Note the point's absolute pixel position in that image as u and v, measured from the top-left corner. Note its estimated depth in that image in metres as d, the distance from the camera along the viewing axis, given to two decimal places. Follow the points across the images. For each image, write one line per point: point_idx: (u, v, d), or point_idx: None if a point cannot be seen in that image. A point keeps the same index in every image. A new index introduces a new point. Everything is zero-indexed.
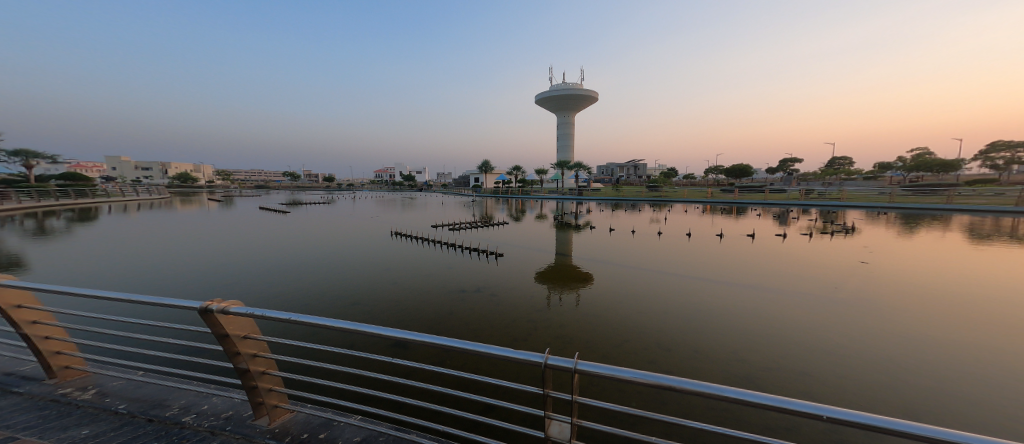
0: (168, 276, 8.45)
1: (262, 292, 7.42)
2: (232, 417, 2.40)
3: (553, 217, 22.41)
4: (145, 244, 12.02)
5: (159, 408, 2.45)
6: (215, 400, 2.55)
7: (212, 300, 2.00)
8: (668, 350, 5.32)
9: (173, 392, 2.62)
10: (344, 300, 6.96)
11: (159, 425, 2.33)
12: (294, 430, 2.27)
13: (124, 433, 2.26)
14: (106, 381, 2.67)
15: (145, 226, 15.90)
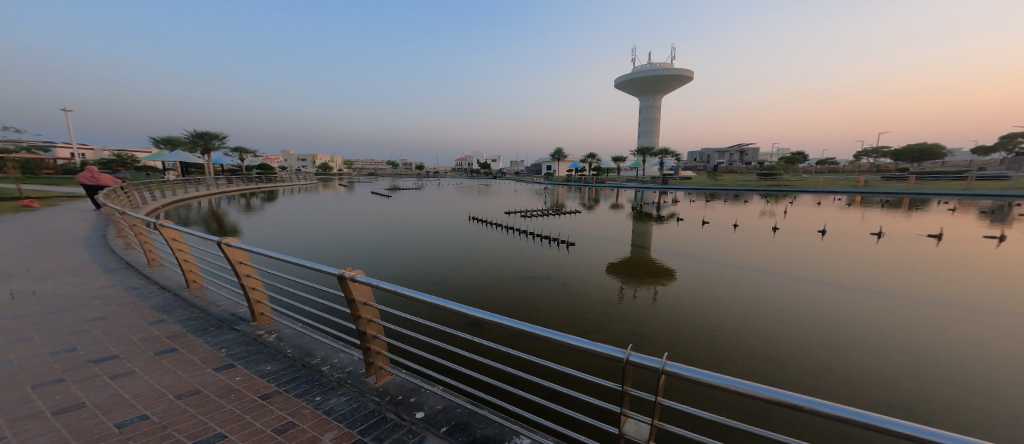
0: (299, 245, 10.15)
1: (374, 263, 8.61)
2: (352, 372, 2.87)
3: (629, 207, 21.06)
4: (301, 219, 14.85)
5: (309, 356, 3.06)
6: (344, 356, 3.07)
7: (348, 268, 2.33)
8: (773, 362, 4.65)
9: (320, 344, 3.25)
10: (433, 278, 7.71)
11: (309, 371, 2.91)
12: (392, 391, 2.62)
13: (289, 373, 2.90)
14: (281, 329, 3.44)
15: (302, 205, 19.63)
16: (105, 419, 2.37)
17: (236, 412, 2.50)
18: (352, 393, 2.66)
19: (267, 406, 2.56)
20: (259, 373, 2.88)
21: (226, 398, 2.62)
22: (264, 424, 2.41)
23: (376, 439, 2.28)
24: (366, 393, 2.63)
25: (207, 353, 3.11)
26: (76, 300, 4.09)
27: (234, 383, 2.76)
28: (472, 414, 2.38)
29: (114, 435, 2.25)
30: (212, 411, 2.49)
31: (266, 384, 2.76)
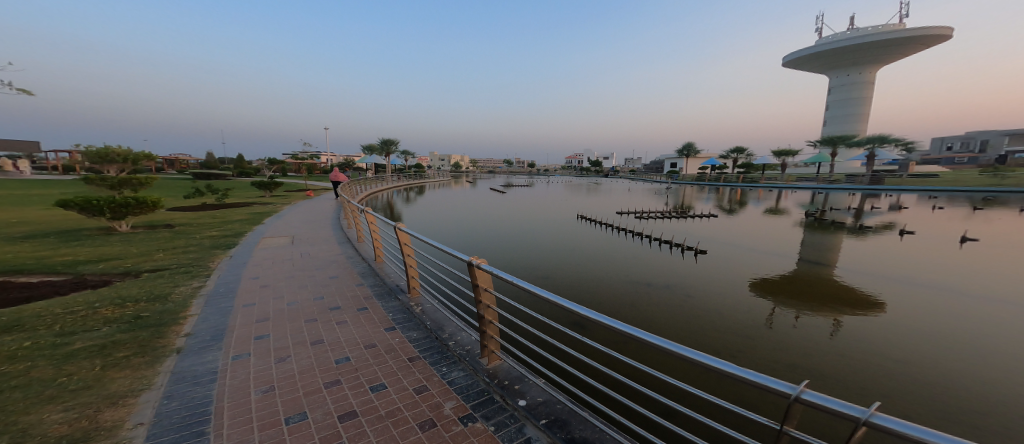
0: (435, 232, 11.52)
1: (504, 253, 9.35)
2: (469, 352, 3.24)
3: (788, 213, 17.81)
4: (449, 210, 17.03)
5: (443, 333, 3.66)
6: (466, 335, 3.55)
7: (475, 256, 2.42)
8: (987, 429, 3.44)
9: (450, 321, 3.92)
10: (558, 270, 7.99)
11: (441, 346, 3.48)
12: (500, 375, 2.81)
13: (429, 345, 3.56)
14: (427, 304, 4.44)
15: (449, 199, 22.32)
16: (329, 354, 3.47)
17: (393, 368, 3.21)
18: (469, 370, 2.99)
19: (411, 367, 3.20)
20: (407, 339, 3.72)
21: (389, 355, 3.43)
22: (409, 382, 2.99)
23: (484, 416, 2.51)
24: (479, 372, 2.90)
25: (383, 315, 4.35)
26: (282, 279, 5.51)
27: (396, 344, 3.63)
28: (572, 413, 2.38)
29: (330, 367, 3.25)
30: (380, 364, 3.29)
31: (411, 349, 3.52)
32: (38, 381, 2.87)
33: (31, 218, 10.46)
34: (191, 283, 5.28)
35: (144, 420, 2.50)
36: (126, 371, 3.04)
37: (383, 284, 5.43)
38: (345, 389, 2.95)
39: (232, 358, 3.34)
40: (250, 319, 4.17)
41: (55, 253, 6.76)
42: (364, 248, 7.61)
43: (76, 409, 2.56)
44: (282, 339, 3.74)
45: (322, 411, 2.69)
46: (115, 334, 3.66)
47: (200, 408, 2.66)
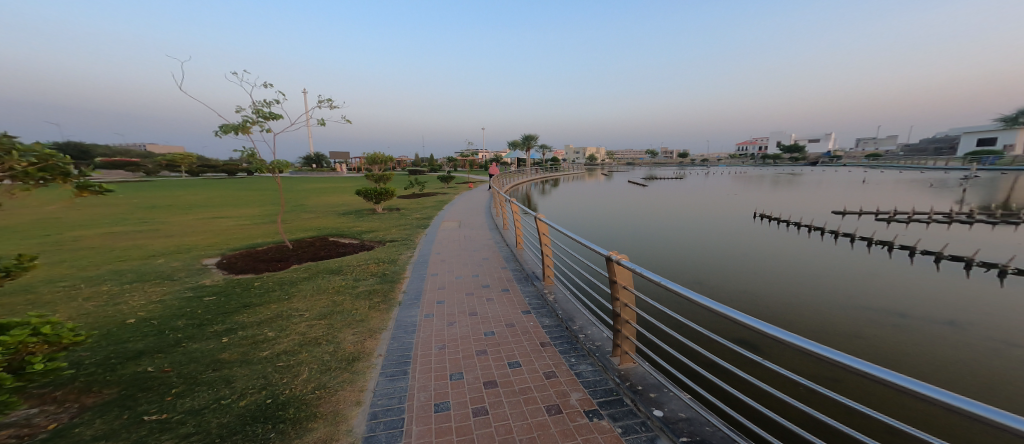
0: (615, 227, 11.43)
1: (651, 250, 8.78)
2: (599, 348, 3.17)
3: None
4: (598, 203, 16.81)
5: (571, 324, 3.70)
6: (597, 330, 3.49)
7: (615, 252, 2.28)
8: None
9: (580, 313, 3.90)
10: (704, 274, 7.12)
11: (569, 336, 3.53)
12: (633, 379, 2.66)
13: (557, 333, 3.64)
14: (559, 293, 4.54)
15: (598, 192, 21.92)
16: (479, 326, 3.90)
17: (527, 349, 3.39)
18: (598, 367, 2.94)
19: (542, 352, 3.30)
20: (537, 324, 3.87)
21: (525, 336, 3.64)
22: (540, 365, 3.09)
23: (610, 416, 2.43)
24: (610, 372, 2.81)
25: (520, 298, 4.62)
26: (472, 259, 6.47)
27: (530, 327, 3.82)
28: (725, 441, 2.09)
29: (478, 338, 3.63)
30: (516, 343, 3.50)
31: (539, 334, 3.65)
32: (345, 311, 4.38)
33: (332, 201, 15.71)
34: (406, 254, 6.85)
35: (383, 352, 3.41)
36: (378, 314, 4.27)
37: (520, 270, 5.75)
38: (488, 360, 3.25)
39: (424, 316, 4.19)
40: (436, 286, 5.14)
41: (344, 225, 9.98)
42: (507, 235, 8.18)
43: (358, 335, 3.76)
44: (453, 306, 4.44)
45: (473, 375, 3.03)
46: (373, 286, 5.19)
47: (405, 351, 3.43)
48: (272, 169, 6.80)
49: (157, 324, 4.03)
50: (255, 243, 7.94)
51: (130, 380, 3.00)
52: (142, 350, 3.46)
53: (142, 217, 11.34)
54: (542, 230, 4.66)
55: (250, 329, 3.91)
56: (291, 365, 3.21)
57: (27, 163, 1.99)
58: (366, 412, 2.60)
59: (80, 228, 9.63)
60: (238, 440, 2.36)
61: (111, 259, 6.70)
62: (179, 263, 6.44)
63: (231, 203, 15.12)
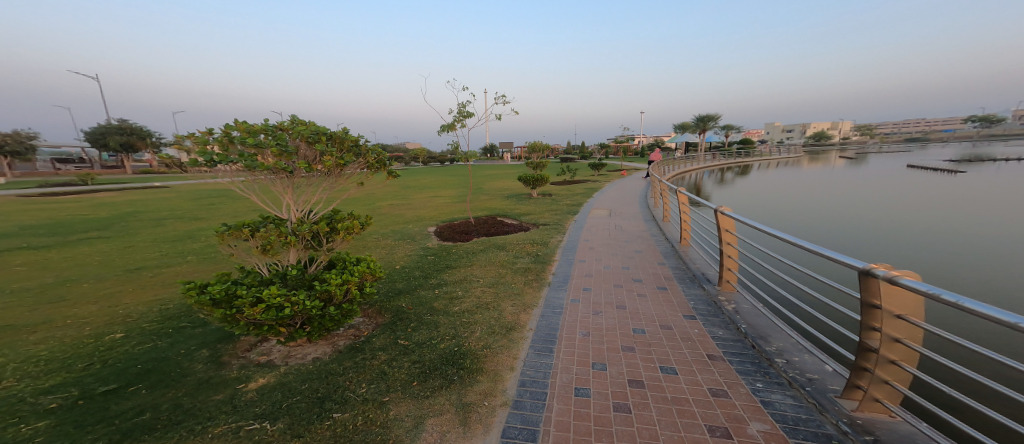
0: (826, 219, 8.98)
1: (877, 250, 6.51)
2: (814, 380, 2.50)
3: None
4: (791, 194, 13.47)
5: (763, 341, 3.06)
6: (806, 359, 2.76)
7: (879, 264, 1.64)
8: None
9: (777, 332, 3.16)
10: (974, 289, 4.87)
11: (757, 354, 2.95)
12: (879, 434, 1.96)
13: (740, 347, 3.09)
14: (742, 303, 3.80)
15: (794, 181, 17.55)
16: (628, 321, 3.62)
17: (687, 357, 2.96)
18: (806, 403, 2.34)
19: (709, 366, 2.83)
20: (710, 334, 3.32)
21: (683, 343, 3.19)
22: (703, 380, 2.67)
23: None
24: (830, 414, 2.18)
25: (683, 301, 4.07)
26: (630, 250, 6.10)
27: (693, 334, 3.33)
28: None
29: (626, 334, 3.37)
30: (673, 349, 3.11)
31: (711, 346, 3.12)
32: (508, 282, 4.74)
33: (504, 186, 17.30)
34: (557, 238, 6.93)
35: (533, 326, 3.56)
36: (532, 290, 4.48)
37: (684, 269, 5.09)
38: (637, 358, 2.99)
39: (570, 300, 4.17)
40: (583, 273, 5.04)
41: (507, 207, 10.83)
42: (667, 229, 7.35)
43: (516, 307, 4.02)
44: (599, 295, 4.27)
45: (618, 369, 2.83)
46: (528, 264, 5.43)
47: (552, 330, 3.48)
48: (461, 157, 7.88)
49: (402, 271, 5.24)
50: (451, 217, 9.48)
51: (394, 312, 3.94)
52: (400, 289, 4.57)
53: (377, 195, 14.91)
54: (727, 226, 3.96)
55: (450, 286, 4.67)
56: (469, 323, 3.66)
57: (373, 158, 3.72)
58: (517, 378, 2.76)
59: (366, 200, 13.57)
60: (433, 375, 2.80)
61: (382, 221, 9.19)
62: (414, 228, 8.29)
63: (432, 186, 18.45)
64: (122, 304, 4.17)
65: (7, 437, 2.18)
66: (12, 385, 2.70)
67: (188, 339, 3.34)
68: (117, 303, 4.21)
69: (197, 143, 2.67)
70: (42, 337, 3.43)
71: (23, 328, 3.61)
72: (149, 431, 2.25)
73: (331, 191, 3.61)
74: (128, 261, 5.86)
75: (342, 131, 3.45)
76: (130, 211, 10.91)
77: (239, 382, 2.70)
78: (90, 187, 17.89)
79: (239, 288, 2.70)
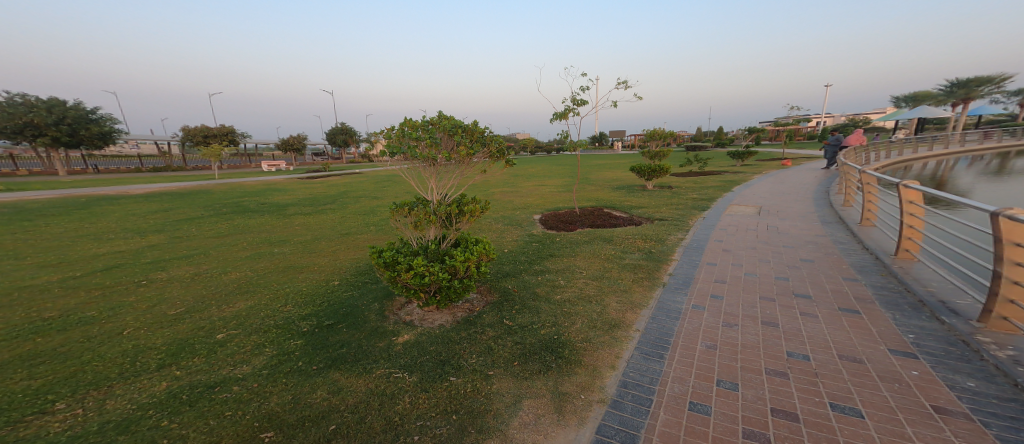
0: None
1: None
2: None
3: None
4: None
5: None
6: None
7: None
8: None
9: None
10: None
11: None
12: None
13: (1018, 409, 2.15)
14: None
15: None
16: (782, 341, 2.98)
17: (888, 403, 2.27)
18: None
19: (934, 422, 2.11)
20: (954, 384, 2.39)
21: (883, 383, 2.45)
22: (915, 435, 2.03)
23: None
24: None
25: (892, 332, 3.04)
26: (795, 257, 4.93)
27: (905, 375, 2.50)
28: None
29: (779, 357, 2.79)
30: (862, 388, 2.42)
31: (956, 400, 2.25)
32: (612, 278, 4.45)
33: (628, 176, 16.12)
34: (677, 236, 6.14)
35: (641, 328, 3.29)
36: (641, 289, 4.11)
37: (902, 292, 3.76)
38: (791, 386, 2.47)
39: (692, 306, 3.67)
40: (711, 278, 4.34)
41: (618, 199, 10.10)
42: (865, 234, 5.62)
43: (621, 304, 3.76)
44: (735, 306, 3.61)
45: (756, 393, 2.41)
46: (639, 261, 4.99)
47: (665, 336, 3.15)
48: (567, 146, 7.63)
49: (509, 255, 5.44)
50: (558, 206, 9.35)
51: (501, 291, 4.15)
52: (507, 271, 4.78)
53: (507, 183, 15.72)
54: (1017, 238, 2.68)
55: (553, 274, 4.65)
56: (570, 313, 3.59)
57: (494, 147, 4.03)
58: (618, 377, 2.62)
59: (483, 186, 14.59)
60: (533, 358, 2.86)
61: (496, 207, 9.71)
62: (523, 215, 8.49)
63: (547, 175, 18.43)
64: (319, 260, 5.52)
65: (283, 347, 3.13)
66: (290, 309, 3.87)
67: (368, 293, 4.21)
68: (337, 258, 5.61)
69: (380, 139, 3.39)
70: (302, 276, 4.84)
71: (297, 268, 5.15)
72: (343, 362, 2.87)
73: (461, 178, 4.06)
74: (319, 228, 7.69)
75: (473, 122, 3.83)
76: (347, 190, 14.24)
77: (392, 335, 3.26)
78: (331, 172, 24.02)
79: (400, 255, 3.28)
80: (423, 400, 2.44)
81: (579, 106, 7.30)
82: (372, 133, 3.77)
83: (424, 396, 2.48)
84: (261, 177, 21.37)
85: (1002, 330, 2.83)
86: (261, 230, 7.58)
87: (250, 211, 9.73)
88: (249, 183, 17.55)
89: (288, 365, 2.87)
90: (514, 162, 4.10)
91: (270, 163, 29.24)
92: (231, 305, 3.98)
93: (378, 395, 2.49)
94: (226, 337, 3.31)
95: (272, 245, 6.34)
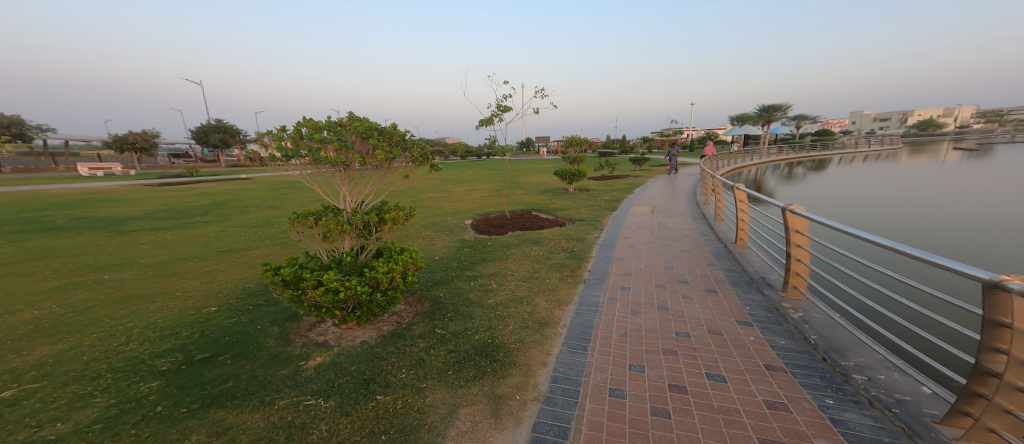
0: (905, 215, 8.15)
1: (982, 252, 5.58)
2: (905, 402, 2.24)
3: None
4: (869, 189, 12.16)
5: (836, 353, 2.79)
6: (895, 377, 2.46)
7: (1011, 276, 1.46)
8: None
9: (855, 344, 2.86)
10: None
11: (828, 367, 2.70)
12: None
13: (807, 357, 2.85)
14: (810, 311, 3.45)
15: (873, 175, 15.83)
16: (672, 323, 3.45)
17: (739, 366, 2.80)
18: (892, 426, 2.12)
19: (767, 378, 2.65)
20: (773, 344, 3.07)
21: (736, 350, 3.00)
22: (758, 390, 2.52)
23: None
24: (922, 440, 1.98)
25: (737, 306, 3.76)
26: (677, 249, 5.77)
27: (747, 341, 3.12)
28: None
29: (670, 337, 3.22)
30: (724, 355, 2.94)
31: (776, 357, 2.88)
32: (542, 277, 4.63)
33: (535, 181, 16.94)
34: (594, 235, 6.65)
35: (567, 323, 3.47)
36: (566, 287, 4.35)
37: (740, 272, 4.69)
38: (679, 362, 2.87)
39: (607, 298, 4.02)
40: (621, 271, 4.81)
41: (543, 201, 10.58)
42: (719, 227, 6.84)
43: (550, 303, 3.92)
44: (639, 295, 4.07)
45: (657, 372, 2.74)
46: (564, 260, 5.27)
47: (588, 328, 3.38)
48: (498, 151, 7.69)
49: (439, 262, 5.26)
50: (487, 210, 9.39)
51: (432, 301, 3.97)
52: (438, 279, 4.59)
53: (426, 187, 15.33)
54: (796, 226, 3.56)
55: (485, 278, 4.63)
56: (503, 316, 3.61)
57: (416, 152, 3.80)
58: (549, 373, 2.72)
59: (410, 192, 13.94)
60: (465, 365, 2.79)
61: (424, 213, 9.35)
62: (451, 220, 8.31)
63: (473, 179, 18.49)
64: (214, 281, 4.64)
65: (128, 393, 2.50)
66: (133, 346, 3.11)
67: (263, 316, 3.61)
68: (214, 279, 4.70)
69: (274, 140, 2.97)
70: (154, 307, 3.90)
71: (145, 297, 4.15)
72: (230, 398, 2.43)
73: (380, 184, 3.77)
74: (217, 244, 6.50)
75: (392, 125, 3.57)
76: (227, 199, 12.13)
77: (300, 359, 2.87)
78: (200, 177, 20.09)
79: (303, 270, 2.86)
80: (344, 425, 2.20)
81: (505, 112, 7.48)
82: (260, 134, 3.25)
83: (345, 421, 2.23)
84: (67, 183, 16.61)
85: (795, 297, 3.74)
86: (98, 252, 5.95)
87: (75, 228, 7.54)
88: (59, 192, 13.54)
89: (137, 413, 2.31)
90: (440, 167, 3.95)
91: (90, 165, 23.09)
92: (23, 352, 3.02)
93: (283, 428, 2.19)
94: (17, 393, 2.50)
95: (105, 271, 5.01)
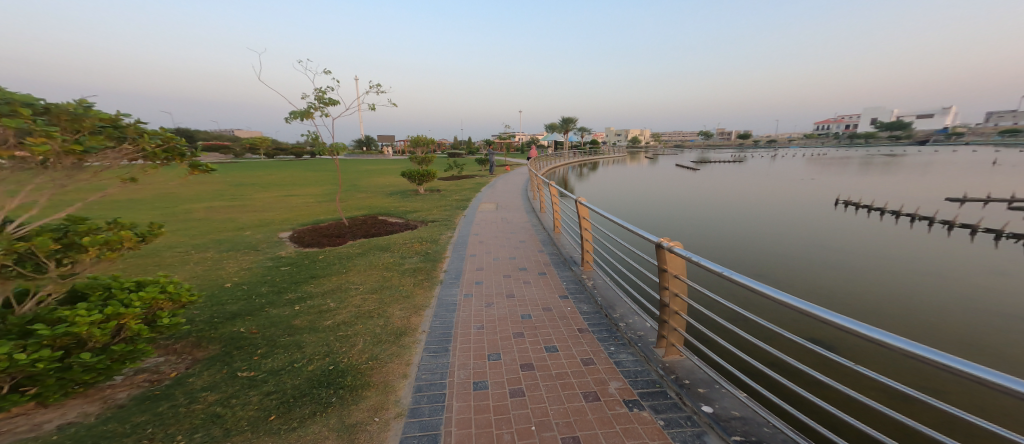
0: (655, 205, 11.34)
1: (695, 232, 8.30)
2: (643, 337, 3.13)
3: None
4: (635, 186, 16.29)
5: (610, 309, 3.66)
6: (640, 320, 3.39)
7: (665, 238, 2.22)
8: None
9: (620, 300, 3.81)
10: (744, 255, 6.90)
11: (606, 321, 3.53)
12: (680, 373, 2.60)
13: (593, 316, 3.64)
14: (597, 279, 4.40)
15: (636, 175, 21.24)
16: (518, 308, 3.85)
17: (565, 334, 3.34)
18: (638, 356, 2.93)
19: (580, 339, 3.26)
20: (573, 309, 3.80)
21: (562, 321, 3.57)
22: (577, 352, 3.06)
23: (654, 408, 2.38)
24: (653, 363, 2.77)
25: (558, 282, 4.48)
26: (515, 240, 6.41)
27: (568, 311, 3.76)
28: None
29: (517, 320, 3.59)
30: (557, 327, 3.46)
31: (576, 320, 3.58)
32: (394, 286, 4.45)
33: (370, 183, 15.88)
34: (445, 234, 6.77)
35: (426, 328, 3.46)
36: (422, 291, 4.32)
37: (559, 253, 5.59)
38: (527, 342, 3.23)
39: (463, 295, 4.18)
40: (474, 267, 5.07)
41: (390, 204, 10.11)
42: (544, 218, 7.92)
43: (405, 311, 3.82)
44: (491, 287, 4.40)
45: (511, 356, 3.02)
46: (417, 264, 5.18)
47: (447, 328, 3.46)
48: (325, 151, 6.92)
49: (246, 289, 4.38)
50: (318, 218, 8.35)
51: (228, 339, 3.26)
52: (236, 312, 3.77)
53: (223, 194, 12.45)
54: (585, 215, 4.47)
55: (317, 298, 4.12)
56: (348, 335, 3.33)
57: (155, 145, 2.28)
58: (412, 384, 2.66)
59: (199, 200, 11.09)
60: (305, 401, 2.47)
61: (228, 226, 7.62)
62: (268, 233, 7.04)
63: (293, 182, 16.03)
64: None
65: None
66: None
67: None
68: None
69: None
70: None
71: None
72: None
73: (56, 193, 2.09)
74: None
75: (75, 100, 1.92)
76: None
77: None
78: None
79: None
80: None
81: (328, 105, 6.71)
82: None
83: None
84: None
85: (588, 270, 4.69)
86: None
87: None
88: None
89: None
90: (210, 171, 2.58)
91: None
92: None
93: None
94: None
95: None
